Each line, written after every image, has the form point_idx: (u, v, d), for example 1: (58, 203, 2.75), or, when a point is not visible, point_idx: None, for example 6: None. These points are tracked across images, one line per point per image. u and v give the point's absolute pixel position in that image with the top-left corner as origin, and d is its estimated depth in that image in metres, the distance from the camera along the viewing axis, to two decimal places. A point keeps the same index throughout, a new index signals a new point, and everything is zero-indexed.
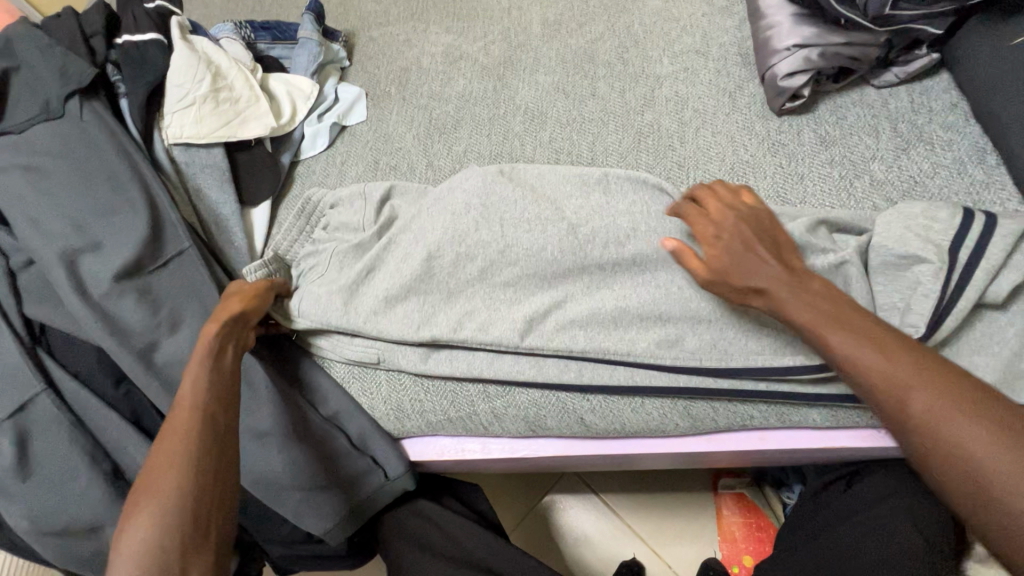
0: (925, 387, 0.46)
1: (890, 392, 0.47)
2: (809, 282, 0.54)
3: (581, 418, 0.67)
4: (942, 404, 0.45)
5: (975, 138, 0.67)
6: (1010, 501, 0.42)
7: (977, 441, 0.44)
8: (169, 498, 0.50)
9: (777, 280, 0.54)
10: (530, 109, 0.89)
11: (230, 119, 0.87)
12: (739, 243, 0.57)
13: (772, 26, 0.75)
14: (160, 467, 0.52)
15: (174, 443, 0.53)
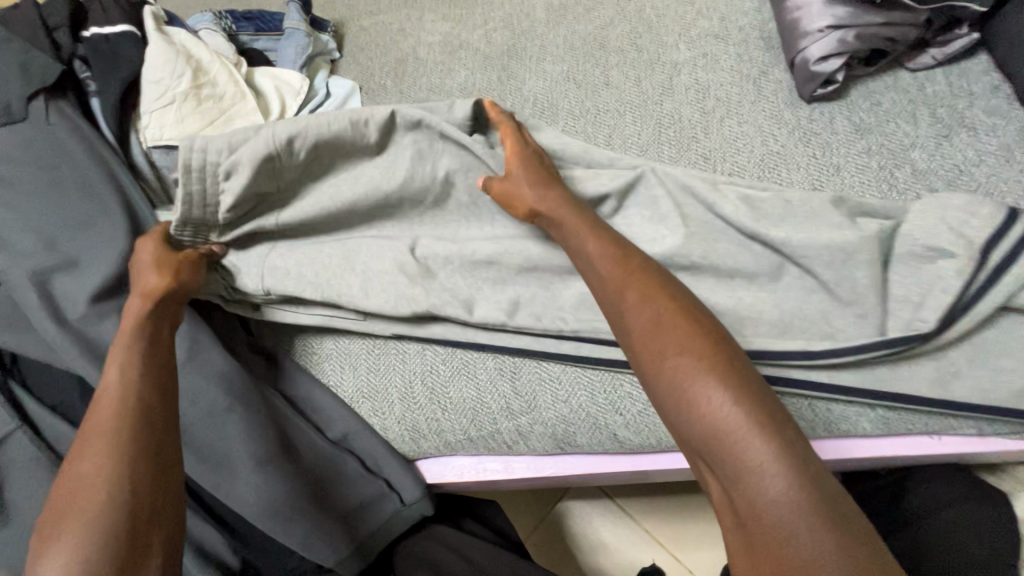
0: (661, 323, 0.47)
1: (655, 350, 0.46)
2: (563, 198, 0.60)
3: (615, 433, 0.62)
4: (694, 365, 0.44)
5: (1020, 123, 0.63)
6: (771, 475, 0.38)
7: (716, 399, 0.41)
8: (94, 487, 0.44)
9: (570, 224, 0.58)
10: (540, 100, 0.84)
11: (214, 119, 0.79)
12: (521, 176, 0.62)
13: (800, 7, 0.70)
14: (76, 491, 0.44)
15: (95, 457, 0.46)
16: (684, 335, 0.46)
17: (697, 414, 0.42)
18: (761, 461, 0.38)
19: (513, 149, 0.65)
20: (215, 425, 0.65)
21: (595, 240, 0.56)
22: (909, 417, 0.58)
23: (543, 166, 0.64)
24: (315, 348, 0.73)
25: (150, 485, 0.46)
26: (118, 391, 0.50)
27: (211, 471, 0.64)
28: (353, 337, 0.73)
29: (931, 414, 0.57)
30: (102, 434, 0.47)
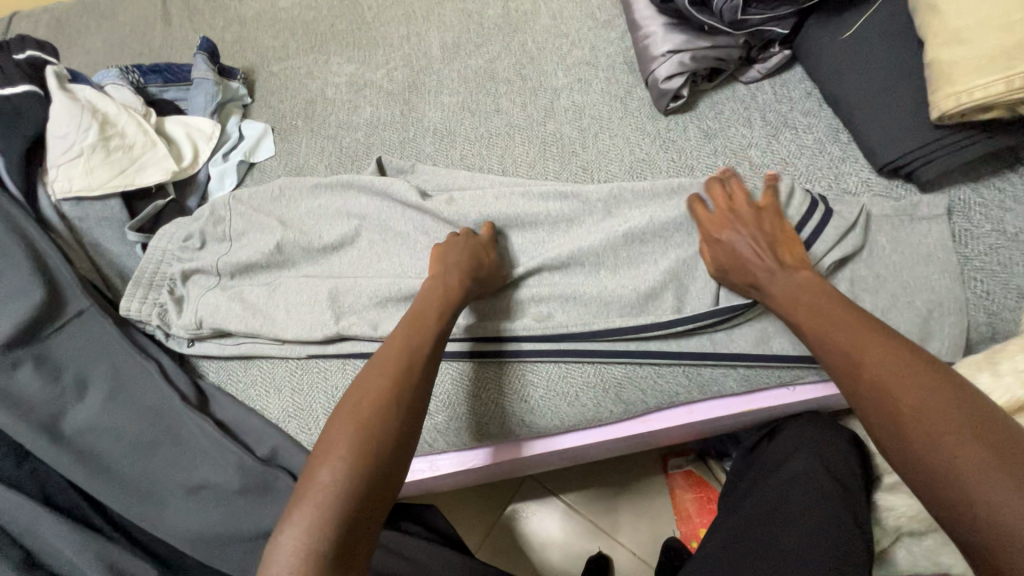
0: (895, 367, 0.48)
1: (878, 393, 0.48)
2: (798, 273, 0.60)
3: (523, 419, 0.69)
4: (904, 398, 0.46)
5: (828, 120, 0.77)
6: (984, 493, 0.40)
7: (925, 445, 0.44)
8: (345, 486, 0.47)
9: (782, 288, 0.59)
10: (439, 129, 0.92)
11: (124, 167, 0.83)
12: (744, 243, 0.63)
13: (648, 35, 0.82)
14: (334, 456, 0.49)
15: (351, 431, 0.50)
16: (882, 376, 0.48)
17: (911, 448, 0.45)
18: (988, 484, 0.40)
19: (735, 225, 0.64)
20: (140, 458, 0.68)
21: (811, 287, 0.58)
22: (767, 372, 0.67)
23: (764, 228, 0.64)
24: (241, 376, 0.77)
25: (383, 494, 0.49)
26: (398, 378, 0.55)
27: (138, 504, 0.67)
28: (275, 361, 0.77)
29: (784, 366, 0.66)
30: (360, 413, 0.51)
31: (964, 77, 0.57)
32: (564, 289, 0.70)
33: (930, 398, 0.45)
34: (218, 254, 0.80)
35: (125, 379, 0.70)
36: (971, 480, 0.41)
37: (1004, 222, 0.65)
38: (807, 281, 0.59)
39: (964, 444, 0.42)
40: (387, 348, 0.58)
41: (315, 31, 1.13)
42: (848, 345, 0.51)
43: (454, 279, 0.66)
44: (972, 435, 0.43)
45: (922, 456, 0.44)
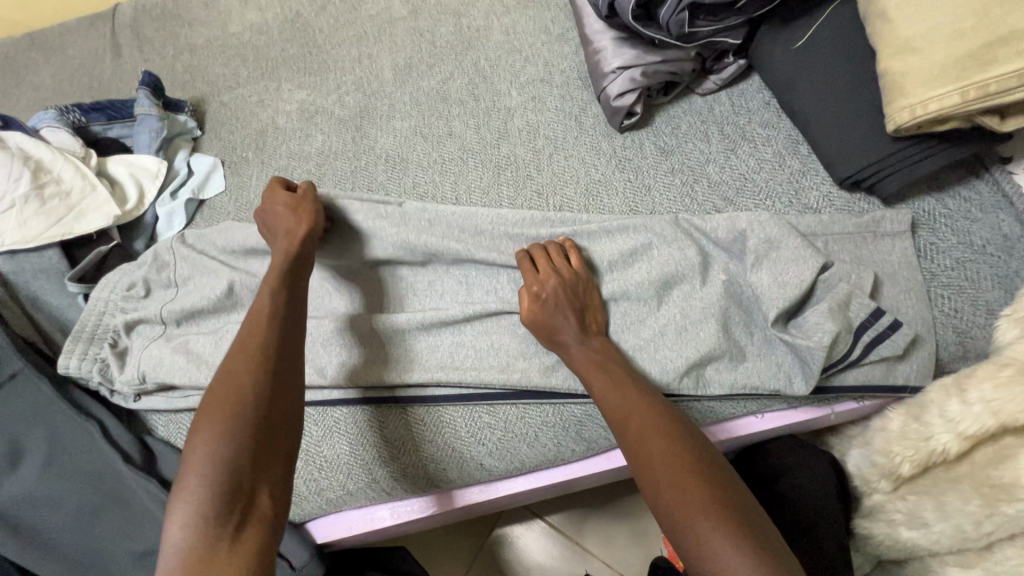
0: (665, 439, 0.51)
1: (646, 458, 0.51)
2: (595, 340, 0.62)
3: (481, 463, 0.66)
4: (657, 445, 0.51)
5: (787, 132, 0.74)
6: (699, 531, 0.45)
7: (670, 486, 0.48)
8: (223, 440, 0.49)
9: (553, 324, 0.62)
10: (392, 156, 0.89)
11: (62, 216, 0.79)
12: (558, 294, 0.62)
13: (599, 50, 0.78)
14: (215, 408, 0.51)
15: (228, 381, 0.53)
16: (647, 437, 0.52)
17: (661, 491, 0.48)
18: (709, 531, 0.45)
19: (552, 282, 0.63)
20: (81, 526, 0.65)
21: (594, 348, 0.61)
22: (735, 404, 0.64)
23: (576, 293, 0.64)
24: None
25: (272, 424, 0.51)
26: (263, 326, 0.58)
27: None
28: None
29: (745, 397, 0.63)
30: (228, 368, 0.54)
31: (916, 90, 0.54)
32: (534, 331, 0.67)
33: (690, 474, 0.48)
34: (163, 301, 0.77)
35: (65, 442, 0.67)
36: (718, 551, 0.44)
37: (970, 234, 0.63)
38: (582, 357, 0.61)
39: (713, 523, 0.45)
40: (241, 324, 0.58)
41: (266, 57, 1.09)
42: (638, 422, 0.53)
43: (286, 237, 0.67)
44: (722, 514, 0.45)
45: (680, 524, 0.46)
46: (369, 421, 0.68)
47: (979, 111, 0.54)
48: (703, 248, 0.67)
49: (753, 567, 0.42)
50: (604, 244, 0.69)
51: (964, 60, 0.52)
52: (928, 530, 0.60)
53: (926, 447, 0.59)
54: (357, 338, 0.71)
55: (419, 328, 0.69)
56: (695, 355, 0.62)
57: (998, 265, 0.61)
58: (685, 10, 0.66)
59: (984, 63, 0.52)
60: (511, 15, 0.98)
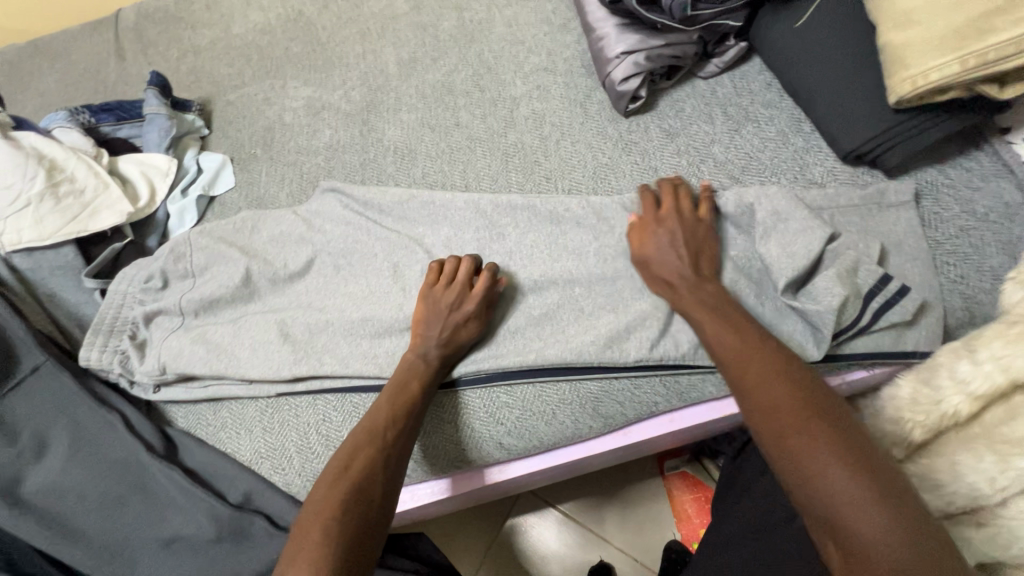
0: (781, 383, 0.51)
1: (764, 400, 0.50)
2: (709, 285, 0.61)
3: (501, 442, 0.67)
4: (777, 387, 0.50)
5: (790, 111, 0.76)
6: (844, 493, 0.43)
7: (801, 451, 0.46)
8: (337, 527, 0.50)
9: (678, 282, 0.61)
10: (399, 148, 0.90)
11: (76, 213, 0.80)
12: (665, 244, 0.64)
13: (602, 37, 0.80)
14: (335, 491, 0.53)
15: (351, 468, 0.56)
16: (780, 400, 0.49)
17: (774, 429, 0.48)
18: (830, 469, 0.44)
19: (673, 220, 0.65)
20: (107, 515, 0.66)
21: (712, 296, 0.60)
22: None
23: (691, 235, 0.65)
24: (210, 420, 0.74)
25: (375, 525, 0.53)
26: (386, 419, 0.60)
27: (105, 564, 0.64)
28: (245, 402, 0.74)
29: None
30: (351, 456, 0.57)
31: (919, 60, 0.56)
32: (548, 312, 0.68)
33: (803, 415, 0.48)
34: (180, 293, 0.78)
35: (88, 433, 0.68)
36: (840, 491, 0.43)
37: (973, 203, 0.64)
38: (694, 303, 0.60)
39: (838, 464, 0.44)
40: (361, 421, 0.61)
41: (271, 56, 1.10)
42: (754, 366, 0.52)
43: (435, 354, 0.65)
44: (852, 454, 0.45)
45: (796, 463, 0.46)
46: None
47: (978, 79, 0.56)
48: (710, 227, 0.69)
49: (882, 507, 0.42)
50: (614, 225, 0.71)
51: (963, 29, 0.54)
52: (941, 494, 0.59)
53: (938, 410, 0.59)
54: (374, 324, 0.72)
55: None
56: None
57: (1001, 232, 0.63)
58: None
59: (984, 31, 0.53)
60: (512, 7, 0.99)
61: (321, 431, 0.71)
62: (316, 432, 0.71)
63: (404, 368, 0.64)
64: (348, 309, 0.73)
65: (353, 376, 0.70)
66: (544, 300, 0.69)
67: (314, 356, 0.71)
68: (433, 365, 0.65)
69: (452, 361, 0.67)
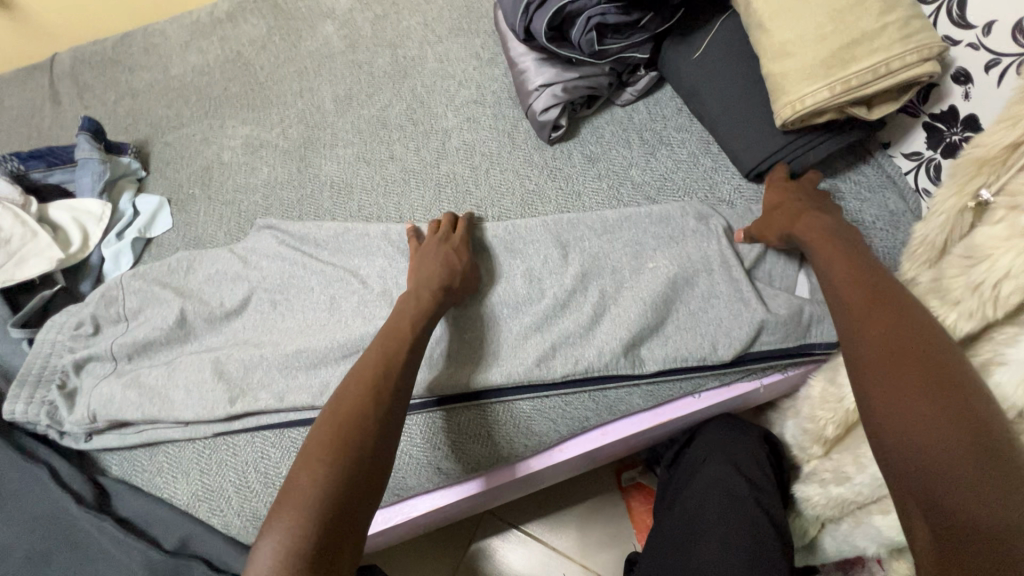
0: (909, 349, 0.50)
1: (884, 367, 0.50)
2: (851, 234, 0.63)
3: (438, 467, 0.68)
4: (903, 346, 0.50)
5: (699, 134, 0.81)
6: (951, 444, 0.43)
7: (898, 399, 0.47)
8: (325, 486, 0.49)
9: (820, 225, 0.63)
10: (336, 182, 0.92)
11: (1, 263, 0.79)
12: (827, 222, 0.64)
13: (523, 71, 0.84)
14: (325, 444, 0.52)
15: (340, 424, 0.53)
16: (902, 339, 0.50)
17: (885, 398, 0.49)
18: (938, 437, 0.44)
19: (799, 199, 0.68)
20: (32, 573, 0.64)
21: (824, 236, 0.62)
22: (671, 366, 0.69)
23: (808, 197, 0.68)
24: (145, 466, 0.73)
25: (365, 484, 0.51)
26: (376, 377, 0.58)
27: None
28: (181, 444, 0.74)
29: (680, 377, 0.68)
30: (344, 411, 0.55)
31: (795, 88, 0.61)
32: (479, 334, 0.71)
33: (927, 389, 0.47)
34: (113, 337, 0.77)
35: (13, 489, 0.67)
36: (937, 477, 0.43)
37: (862, 213, 0.70)
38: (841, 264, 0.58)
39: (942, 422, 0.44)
40: (346, 378, 0.59)
41: (209, 96, 1.12)
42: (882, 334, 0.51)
43: (427, 292, 0.67)
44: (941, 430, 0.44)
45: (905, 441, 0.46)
46: None
47: (848, 103, 0.61)
48: (629, 245, 0.73)
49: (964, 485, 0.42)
50: (538, 248, 0.74)
51: (829, 59, 0.60)
52: (851, 484, 0.64)
53: (843, 407, 0.64)
54: (313, 357, 0.72)
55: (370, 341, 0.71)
56: (627, 338, 0.67)
57: (888, 238, 0.68)
58: (593, 30, 0.72)
59: (845, 61, 0.59)
60: (444, 43, 1.04)
61: (260, 468, 0.71)
62: (255, 470, 0.71)
63: (403, 306, 0.66)
64: (284, 344, 0.74)
65: (292, 409, 0.71)
66: (473, 323, 0.71)
67: (250, 393, 0.72)
68: (433, 295, 0.66)
69: (450, 295, 0.68)
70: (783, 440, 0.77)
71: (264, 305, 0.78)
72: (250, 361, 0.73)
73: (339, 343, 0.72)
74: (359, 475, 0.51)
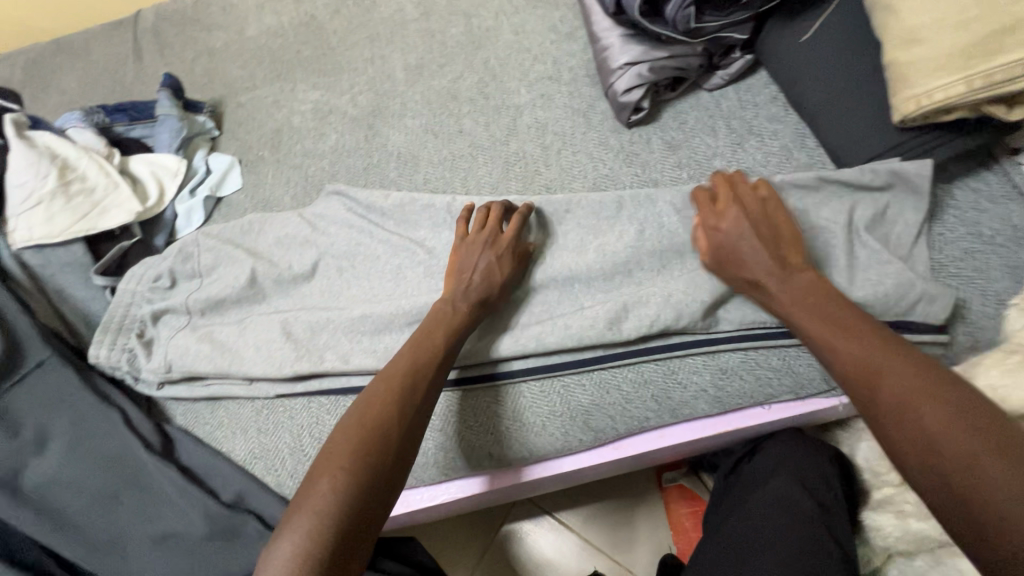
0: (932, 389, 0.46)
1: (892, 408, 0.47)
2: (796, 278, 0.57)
3: (489, 451, 0.67)
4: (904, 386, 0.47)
5: (794, 125, 0.75)
6: (963, 444, 0.42)
7: (893, 435, 0.45)
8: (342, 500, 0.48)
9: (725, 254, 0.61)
10: (403, 153, 0.90)
11: (86, 212, 0.82)
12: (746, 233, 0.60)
13: (606, 48, 0.80)
14: (341, 456, 0.51)
15: (359, 435, 0.52)
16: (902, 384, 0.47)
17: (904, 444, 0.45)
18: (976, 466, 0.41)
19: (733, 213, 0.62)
20: (104, 509, 0.67)
21: (786, 297, 0.57)
22: (745, 374, 0.64)
23: (769, 224, 0.60)
24: (208, 418, 0.76)
25: (380, 500, 0.50)
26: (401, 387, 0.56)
27: (101, 557, 0.66)
28: (242, 401, 0.76)
29: (754, 387, 0.64)
30: (366, 420, 0.53)
31: (923, 79, 0.55)
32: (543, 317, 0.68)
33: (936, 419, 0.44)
34: (189, 292, 0.80)
35: (88, 428, 0.70)
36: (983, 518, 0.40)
37: (979, 225, 0.63)
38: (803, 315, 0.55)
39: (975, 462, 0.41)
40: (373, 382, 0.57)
41: (282, 59, 1.12)
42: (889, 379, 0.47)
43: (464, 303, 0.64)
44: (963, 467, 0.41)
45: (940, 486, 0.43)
46: None
47: (983, 101, 0.55)
48: None
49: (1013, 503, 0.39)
50: (608, 240, 0.71)
51: (969, 48, 0.53)
52: None
53: None
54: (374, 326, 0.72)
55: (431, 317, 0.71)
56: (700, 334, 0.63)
57: (1008, 256, 0.61)
58: (691, 6, 0.67)
59: (990, 51, 0.52)
60: (521, 15, 0.99)
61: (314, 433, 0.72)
62: (309, 434, 0.72)
63: (441, 313, 0.64)
64: (346, 313, 0.74)
65: (350, 377, 0.71)
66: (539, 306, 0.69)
67: (310, 358, 0.72)
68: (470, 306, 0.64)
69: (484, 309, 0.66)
70: (854, 463, 0.72)
71: (328, 272, 0.79)
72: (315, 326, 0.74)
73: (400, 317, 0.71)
74: (375, 491, 0.50)
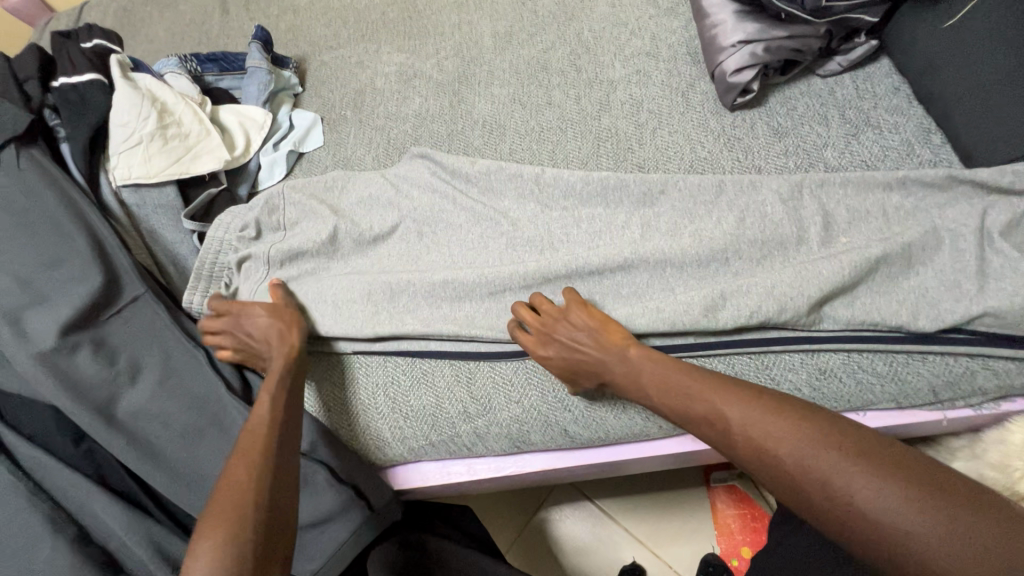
0: (777, 431, 0.47)
1: (754, 448, 0.48)
2: (635, 359, 0.59)
3: (565, 429, 0.67)
4: (759, 429, 0.48)
5: (919, 119, 0.70)
6: (829, 467, 0.44)
7: (795, 458, 0.45)
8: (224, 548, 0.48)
9: (563, 360, 0.63)
10: (489, 122, 0.89)
11: (180, 156, 0.84)
12: (576, 335, 0.62)
13: (717, 24, 0.76)
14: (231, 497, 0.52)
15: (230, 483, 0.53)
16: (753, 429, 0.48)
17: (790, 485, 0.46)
18: (861, 491, 0.42)
19: (559, 330, 0.63)
20: (187, 444, 0.69)
21: (661, 370, 0.57)
22: (848, 377, 0.61)
23: (582, 330, 0.62)
24: None
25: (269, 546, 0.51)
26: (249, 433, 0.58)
27: (183, 489, 0.68)
28: (317, 354, 0.76)
29: (857, 389, 0.61)
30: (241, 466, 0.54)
31: None
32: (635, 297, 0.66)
33: (815, 456, 0.45)
34: (271, 243, 0.80)
35: (176, 365, 0.72)
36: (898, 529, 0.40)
37: None
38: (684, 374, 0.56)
39: (863, 484, 0.42)
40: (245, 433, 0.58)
41: (368, 20, 1.11)
42: (756, 428, 0.48)
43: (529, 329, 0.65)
44: (882, 483, 0.42)
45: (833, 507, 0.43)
46: (459, 372, 0.71)
47: None
48: (820, 233, 0.64)
49: (903, 506, 0.40)
50: (706, 225, 0.68)
51: None
52: None
53: None
54: (456, 295, 0.72)
55: (515, 288, 0.70)
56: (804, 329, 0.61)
57: None
58: None
59: None
60: None
61: (388, 392, 0.72)
62: (384, 392, 0.72)
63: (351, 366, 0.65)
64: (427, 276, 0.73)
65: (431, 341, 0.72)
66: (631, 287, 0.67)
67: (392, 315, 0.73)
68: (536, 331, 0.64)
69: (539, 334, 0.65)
70: None
71: (412, 235, 0.78)
72: (398, 287, 0.73)
73: (483, 287, 0.71)
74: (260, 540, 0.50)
